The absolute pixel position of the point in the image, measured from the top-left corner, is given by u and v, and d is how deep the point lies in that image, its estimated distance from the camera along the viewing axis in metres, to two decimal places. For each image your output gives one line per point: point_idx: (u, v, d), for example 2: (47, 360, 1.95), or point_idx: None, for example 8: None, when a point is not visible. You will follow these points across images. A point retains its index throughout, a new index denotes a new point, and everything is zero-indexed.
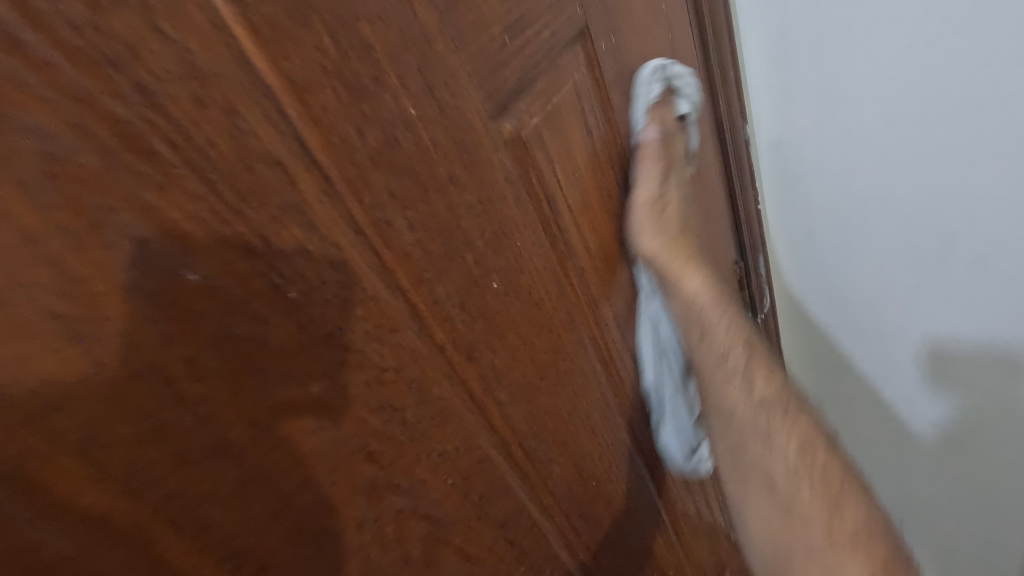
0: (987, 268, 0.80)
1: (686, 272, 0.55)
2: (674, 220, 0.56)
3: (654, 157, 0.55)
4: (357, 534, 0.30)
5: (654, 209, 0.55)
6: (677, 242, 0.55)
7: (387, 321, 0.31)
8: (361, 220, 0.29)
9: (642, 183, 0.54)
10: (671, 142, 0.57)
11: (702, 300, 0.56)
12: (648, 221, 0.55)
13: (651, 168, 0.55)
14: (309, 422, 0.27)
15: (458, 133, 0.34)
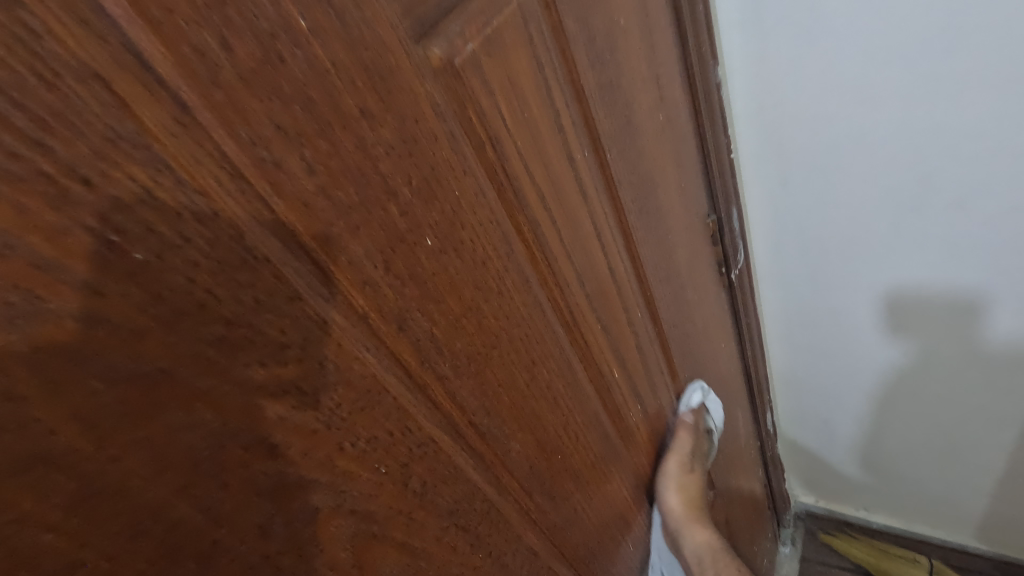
0: (965, 229, 0.84)
1: (695, 526, 0.71)
2: (693, 489, 0.72)
3: (681, 465, 0.72)
4: (261, 545, 0.25)
5: (681, 471, 0.72)
6: (694, 505, 0.72)
7: (283, 287, 0.25)
8: (233, 157, 0.23)
9: (676, 447, 0.73)
10: (699, 463, 0.74)
11: (699, 547, 0.71)
12: (674, 480, 0.71)
13: (682, 444, 0.73)
14: (176, 415, 0.21)
15: (367, 54, 0.28)
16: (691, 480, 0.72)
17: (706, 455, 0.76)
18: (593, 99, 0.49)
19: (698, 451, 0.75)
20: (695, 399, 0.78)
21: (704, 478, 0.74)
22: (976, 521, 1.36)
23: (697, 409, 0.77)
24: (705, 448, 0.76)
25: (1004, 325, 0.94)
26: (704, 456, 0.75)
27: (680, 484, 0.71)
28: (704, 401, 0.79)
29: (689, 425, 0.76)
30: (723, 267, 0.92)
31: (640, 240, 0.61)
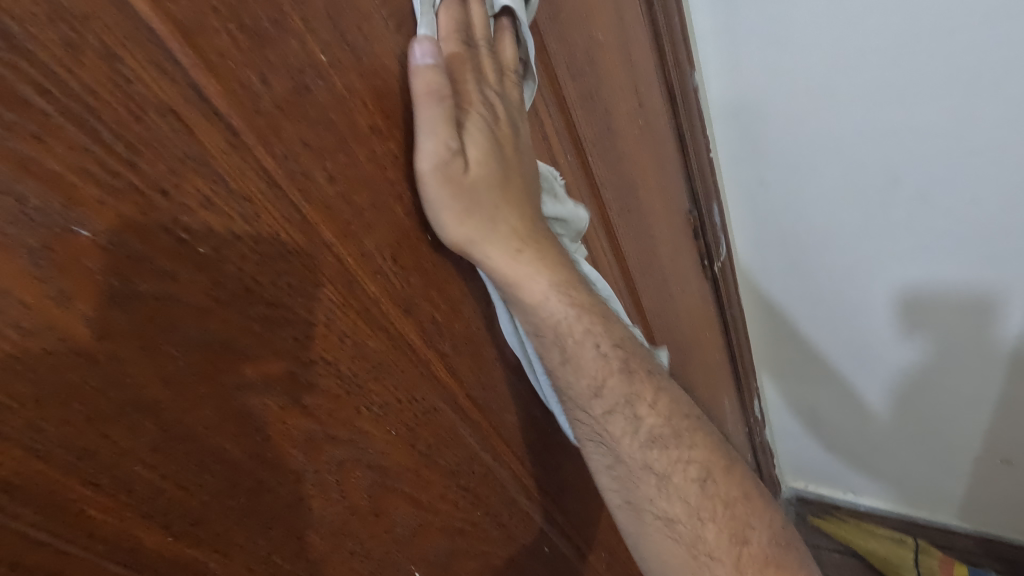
0: (932, 221, 0.89)
1: (521, 271, 0.39)
2: (473, 173, 0.37)
3: (437, 83, 0.35)
4: (297, 487, 0.30)
5: (445, 173, 0.36)
6: (481, 213, 0.37)
7: (312, 274, 0.30)
8: (273, 172, 0.28)
9: (426, 119, 0.35)
10: (468, 63, 0.37)
11: (546, 308, 0.41)
12: (431, 160, 0.35)
13: (437, 111, 0.35)
14: (233, 377, 0.27)
15: (376, 82, 0.33)
16: (454, 133, 0.36)
17: (491, 93, 0.38)
18: (573, 106, 0.55)
19: (462, 94, 0.37)
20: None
21: (501, 160, 0.38)
22: (957, 500, 1.42)
23: None
24: (479, 62, 0.37)
25: (972, 308, 0.99)
26: (494, 133, 0.38)
27: (460, 207, 0.37)
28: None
29: (456, 54, 0.37)
30: (705, 259, 0.98)
31: (621, 232, 0.66)
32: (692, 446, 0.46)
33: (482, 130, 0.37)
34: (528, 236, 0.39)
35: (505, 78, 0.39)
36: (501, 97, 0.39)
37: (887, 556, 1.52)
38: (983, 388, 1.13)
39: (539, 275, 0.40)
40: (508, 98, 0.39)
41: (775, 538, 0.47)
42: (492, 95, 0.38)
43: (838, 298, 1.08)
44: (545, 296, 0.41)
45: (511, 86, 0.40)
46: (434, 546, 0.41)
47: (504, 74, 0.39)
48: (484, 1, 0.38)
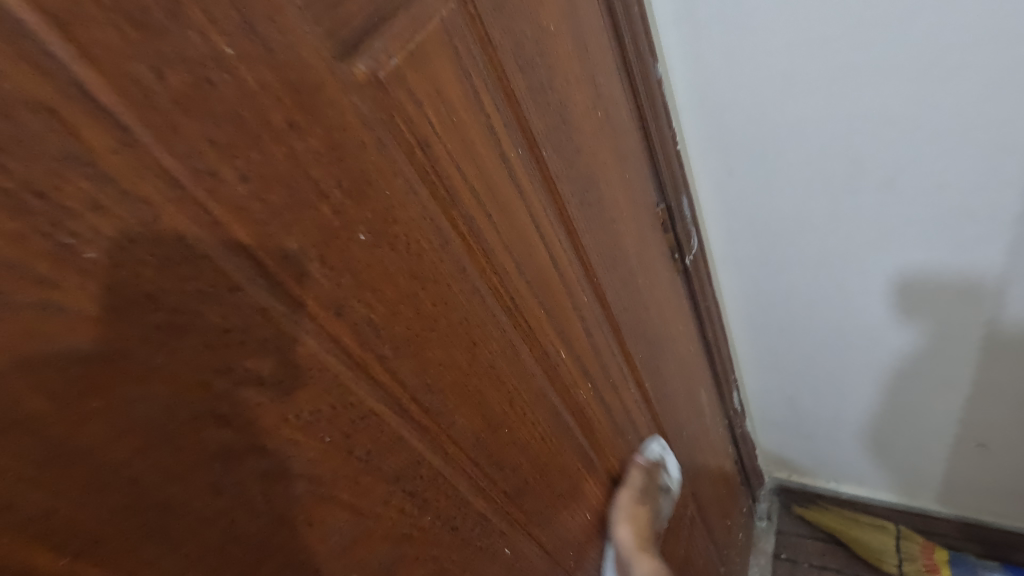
0: (898, 211, 0.90)
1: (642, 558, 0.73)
2: (644, 523, 0.78)
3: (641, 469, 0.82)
4: (215, 500, 0.29)
5: (635, 509, 0.77)
6: (647, 541, 0.76)
7: (223, 277, 0.29)
8: (175, 172, 0.27)
9: (634, 479, 0.79)
10: (652, 486, 0.83)
11: None
12: (626, 512, 0.76)
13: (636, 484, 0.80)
14: (129, 389, 0.25)
15: (291, 74, 0.32)
16: (638, 498, 0.78)
17: (651, 501, 0.83)
18: (524, 101, 0.54)
19: (647, 479, 0.82)
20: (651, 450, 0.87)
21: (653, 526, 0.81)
22: (935, 485, 1.43)
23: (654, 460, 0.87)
24: (654, 489, 0.83)
25: (941, 299, 1.00)
26: (653, 513, 0.82)
27: (631, 519, 0.76)
28: (659, 455, 0.88)
29: (652, 470, 0.84)
30: (676, 253, 0.97)
31: (583, 228, 0.66)
32: None
33: (648, 509, 0.80)
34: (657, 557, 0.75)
35: (658, 501, 0.85)
36: (656, 498, 0.84)
37: (869, 543, 1.52)
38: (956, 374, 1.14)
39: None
40: (656, 503, 0.84)
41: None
42: (652, 506, 0.83)
43: (812, 290, 1.09)
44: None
45: (659, 501, 0.85)
46: (378, 556, 0.39)
47: (658, 502, 0.85)
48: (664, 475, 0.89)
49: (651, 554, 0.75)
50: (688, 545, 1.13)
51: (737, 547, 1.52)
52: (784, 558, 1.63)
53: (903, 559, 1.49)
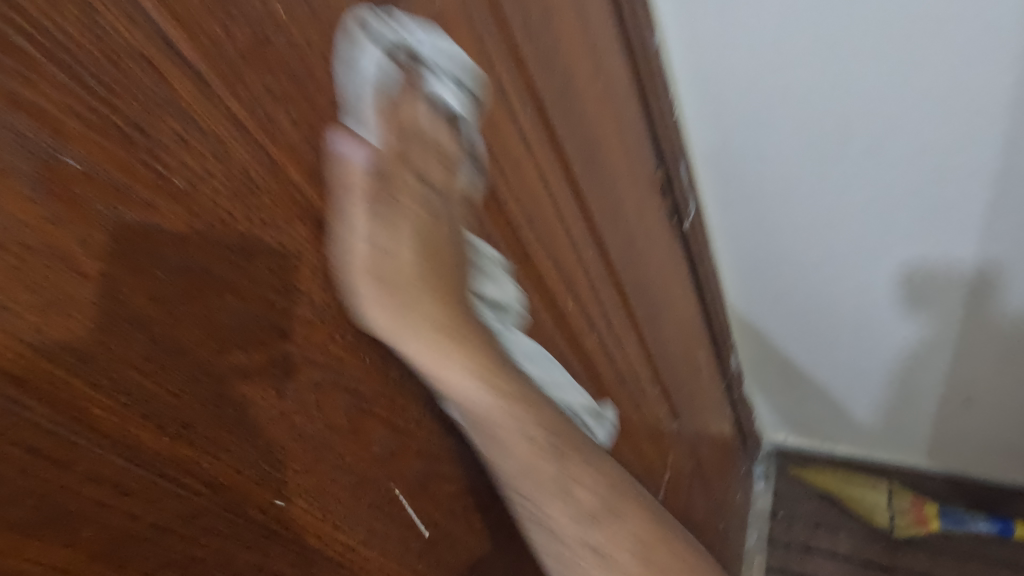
0: (887, 177, 0.94)
1: (446, 366, 0.42)
2: (418, 283, 0.41)
3: (365, 181, 0.38)
4: (278, 402, 0.35)
5: (379, 265, 0.39)
6: (426, 323, 0.41)
7: (283, 216, 0.34)
8: (243, 116, 0.31)
9: (385, 213, 0.40)
10: (404, 166, 0.41)
11: (475, 400, 0.43)
12: (370, 293, 0.39)
13: (365, 211, 0.39)
14: (216, 301, 0.31)
15: (367, 85, 0.38)
16: (381, 231, 0.40)
17: (427, 203, 0.43)
18: (532, 65, 0.57)
19: (388, 189, 0.40)
20: (372, 76, 0.38)
21: (443, 245, 0.43)
22: (924, 443, 1.50)
23: (394, 78, 0.39)
24: (416, 172, 0.42)
25: (931, 259, 1.04)
26: (438, 231, 0.43)
27: (385, 298, 0.40)
28: (410, 85, 0.40)
29: (390, 149, 0.39)
30: (674, 217, 1.02)
31: (586, 187, 0.70)
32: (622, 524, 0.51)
33: (437, 249, 0.42)
34: (466, 319, 0.43)
35: (454, 213, 0.45)
36: (431, 193, 0.43)
37: (861, 500, 1.58)
38: (944, 333, 1.18)
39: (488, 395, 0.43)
40: (443, 193, 0.43)
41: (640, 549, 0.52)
42: (430, 189, 0.43)
43: (806, 253, 1.13)
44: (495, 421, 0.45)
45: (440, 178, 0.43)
46: (412, 468, 0.44)
47: (443, 164, 0.43)
48: (487, 169, 0.52)
49: (462, 372, 0.42)
50: (687, 499, 1.19)
51: (736, 506, 1.58)
52: (780, 516, 1.69)
53: (895, 514, 1.55)
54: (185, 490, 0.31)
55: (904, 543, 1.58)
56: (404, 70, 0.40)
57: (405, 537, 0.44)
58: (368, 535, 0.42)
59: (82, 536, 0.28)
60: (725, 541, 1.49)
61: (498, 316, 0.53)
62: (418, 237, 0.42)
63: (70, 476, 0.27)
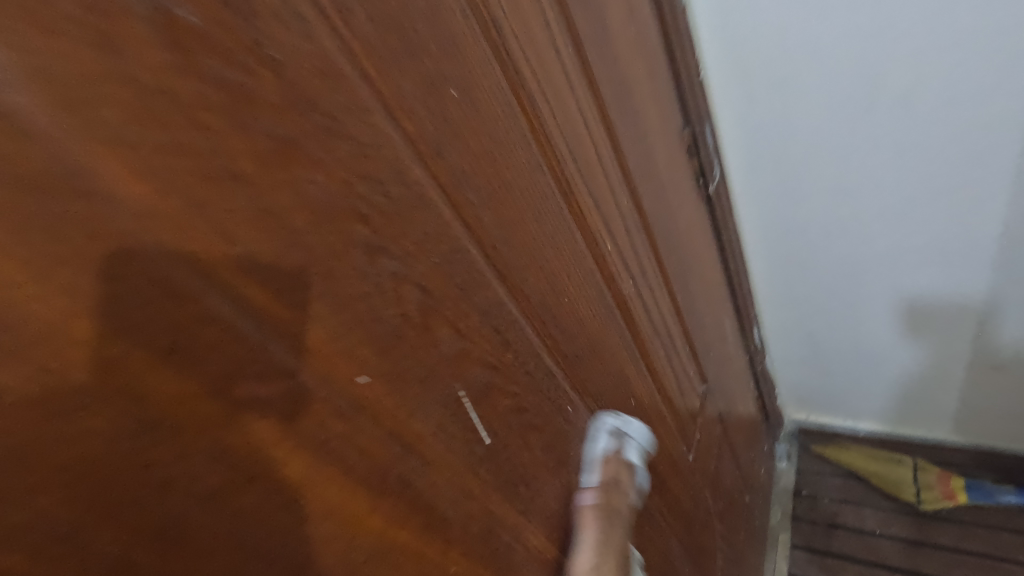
0: (916, 124, 0.96)
1: None
2: None
3: (594, 511, 0.60)
4: (361, 283, 0.35)
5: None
6: None
7: (361, 100, 0.35)
8: (326, 4, 0.32)
9: (602, 526, 0.60)
10: (608, 504, 0.61)
11: None
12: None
13: (590, 515, 0.60)
14: (306, 172, 0.32)
15: (593, 450, 0.63)
16: (601, 527, 0.60)
17: (614, 527, 0.61)
18: (574, 8, 0.59)
19: (614, 478, 0.63)
20: (602, 445, 0.63)
21: (623, 539, 0.62)
22: (951, 415, 1.49)
23: (613, 441, 0.64)
24: (614, 508, 0.62)
25: (958, 214, 1.06)
26: (615, 517, 0.61)
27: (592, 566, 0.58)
28: (616, 444, 0.64)
29: (609, 482, 0.62)
30: (700, 180, 1.03)
31: (621, 133, 0.71)
32: None
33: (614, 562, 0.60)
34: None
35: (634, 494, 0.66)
36: (621, 526, 0.62)
37: (887, 476, 1.59)
38: (971, 295, 1.19)
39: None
40: (628, 505, 0.64)
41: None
42: (620, 522, 0.62)
43: (831, 215, 1.15)
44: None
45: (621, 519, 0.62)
46: (474, 376, 0.45)
47: (625, 510, 0.63)
48: (532, 96, 0.53)
49: None
50: (717, 465, 1.19)
51: (760, 483, 1.58)
52: (805, 495, 1.68)
53: (921, 488, 1.55)
54: (285, 355, 0.31)
55: (932, 517, 1.56)
56: (618, 436, 0.65)
57: (469, 442, 0.45)
58: (439, 433, 0.41)
59: (204, 383, 0.27)
60: (752, 516, 1.48)
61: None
62: (607, 552, 0.59)
63: (178, 312, 0.26)
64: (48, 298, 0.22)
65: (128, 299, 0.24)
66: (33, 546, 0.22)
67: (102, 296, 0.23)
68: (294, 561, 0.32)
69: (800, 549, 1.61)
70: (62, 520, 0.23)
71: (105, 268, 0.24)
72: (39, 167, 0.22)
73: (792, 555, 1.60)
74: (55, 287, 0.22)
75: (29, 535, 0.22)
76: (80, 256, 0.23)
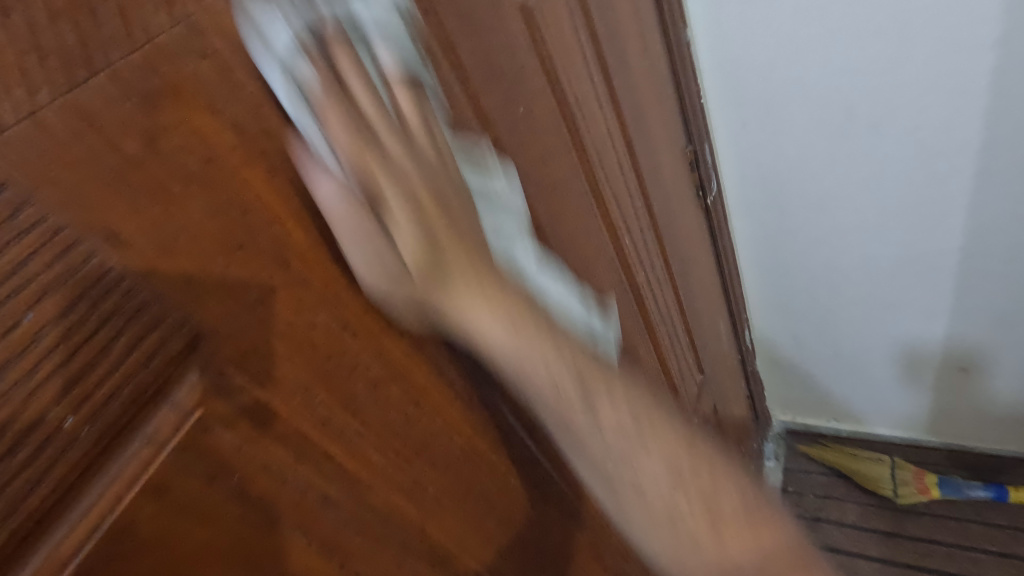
0: (885, 147, 1.10)
1: (482, 321, 0.40)
2: (419, 263, 0.39)
3: (344, 204, 0.36)
4: None
5: (388, 268, 0.38)
6: (423, 308, 0.40)
7: (461, 114, 0.48)
8: (439, 47, 0.46)
9: (370, 208, 0.37)
10: (368, 150, 0.36)
11: (518, 354, 0.41)
12: (377, 267, 0.38)
13: (327, 181, 0.35)
14: None
15: (274, 70, 0.33)
16: (359, 203, 0.36)
17: (409, 183, 0.38)
18: (603, 42, 0.72)
19: (355, 122, 0.36)
20: (283, 58, 0.33)
21: (439, 204, 0.39)
22: (924, 416, 1.62)
23: (305, 53, 0.34)
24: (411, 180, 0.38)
25: (923, 227, 1.20)
26: (397, 190, 0.38)
27: (373, 245, 0.37)
28: (324, 47, 0.34)
29: (346, 141, 0.35)
30: (700, 192, 1.16)
31: (636, 145, 0.84)
32: (659, 428, 0.41)
33: (406, 231, 0.38)
34: (448, 246, 0.39)
35: (419, 111, 0.39)
36: (401, 152, 0.38)
37: (867, 473, 1.69)
38: (938, 302, 1.32)
39: (484, 300, 0.40)
40: (410, 142, 0.38)
41: (742, 496, 0.41)
42: (388, 171, 0.37)
43: (814, 226, 1.28)
44: (433, 314, 0.40)
45: (428, 150, 0.39)
46: None
47: (427, 159, 0.39)
48: (574, 112, 0.65)
49: (476, 301, 0.40)
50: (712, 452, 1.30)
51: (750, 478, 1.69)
52: (791, 492, 1.80)
53: (898, 484, 1.66)
54: None
55: (908, 510, 1.68)
56: (322, 34, 0.34)
57: None
58: None
59: (376, 303, 0.39)
60: None
61: (501, 226, 0.46)
62: (404, 231, 0.38)
63: (363, 251, 0.38)
64: (303, 233, 0.34)
65: (341, 239, 0.37)
66: (288, 392, 0.34)
67: (327, 235, 0.36)
68: (419, 446, 0.43)
69: None
70: (301, 379, 0.35)
71: (330, 217, 0.36)
72: (302, 151, 0.34)
73: None
74: (306, 226, 0.34)
75: (289, 382, 0.34)
76: (319, 208, 0.35)
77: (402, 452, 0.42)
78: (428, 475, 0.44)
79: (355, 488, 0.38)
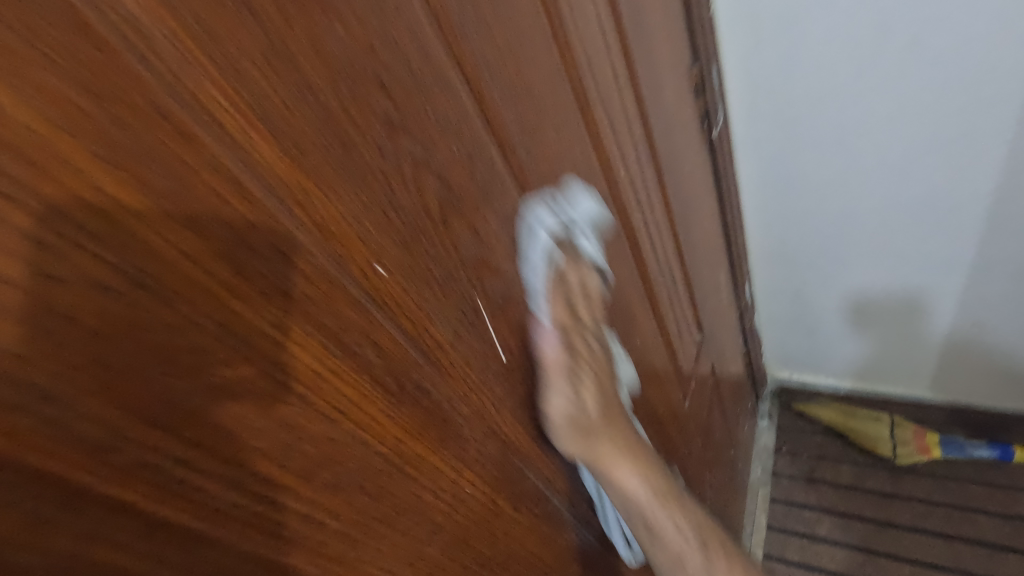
0: (922, 69, 0.94)
1: (625, 473, 0.52)
2: (604, 423, 0.50)
3: (560, 363, 0.47)
4: (381, 162, 0.31)
5: (575, 427, 0.48)
6: (596, 454, 0.50)
7: None
8: None
9: (584, 384, 0.49)
10: (571, 318, 0.48)
11: (639, 497, 0.54)
12: (575, 437, 0.49)
13: (562, 381, 0.47)
14: (325, 20, 0.27)
15: (538, 243, 0.45)
16: (576, 398, 0.48)
17: (586, 313, 0.50)
18: None
19: (571, 318, 0.48)
20: (545, 244, 0.46)
21: (601, 347, 0.51)
22: (929, 373, 1.52)
23: (556, 240, 0.47)
24: (580, 316, 0.49)
25: (955, 166, 1.05)
26: (598, 366, 0.50)
27: (574, 422, 0.48)
28: (558, 235, 0.47)
29: (560, 314, 0.47)
30: (704, 122, 0.99)
31: (640, 56, 0.66)
32: (702, 526, 0.60)
33: (591, 401, 0.49)
34: (614, 414, 0.51)
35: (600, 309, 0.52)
36: (594, 336, 0.50)
37: (865, 433, 1.60)
38: (959, 251, 1.19)
39: (620, 445, 0.51)
40: (596, 329, 0.51)
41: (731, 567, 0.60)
42: (588, 340, 0.50)
43: (829, 167, 1.13)
44: (586, 451, 0.50)
45: (599, 334, 0.51)
46: (492, 288, 0.42)
47: (593, 320, 0.50)
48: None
49: (629, 477, 0.52)
50: (707, 416, 1.19)
51: (743, 438, 1.59)
52: (785, 452, 1.71)
53: (897, 444, 1.57)
54: (304, 233, 0.27)
55: (906, 471, 1.60)
56: (564, 233, 0.49)
57: (485, 356, 0.41)
58: (455, 341, 0.38)
59: (212, 253, 0.23)
60: (735, 469, 1.49)
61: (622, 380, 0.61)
62: (585, 376, 0.49)
63: (183, 154, 0.22)
64: (26, 110, 0.18)
65: (129, 128, 0.20)
66: (4, 409, 0.19)
67: (90, 118, 0.19)
68: (306, 465, 0.28)
69: (779, 503, 1.64)
70: (36, 384, 0.19)
71: (96, 85, 0.19)
72: None
73: (770, 508, 1.64)
74: (32, 95, 0.18)
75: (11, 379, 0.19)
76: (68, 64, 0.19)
77: (275, 477, 0.27)
78: (326, 503, 0.30)
79: (181, 547, 0.24)
